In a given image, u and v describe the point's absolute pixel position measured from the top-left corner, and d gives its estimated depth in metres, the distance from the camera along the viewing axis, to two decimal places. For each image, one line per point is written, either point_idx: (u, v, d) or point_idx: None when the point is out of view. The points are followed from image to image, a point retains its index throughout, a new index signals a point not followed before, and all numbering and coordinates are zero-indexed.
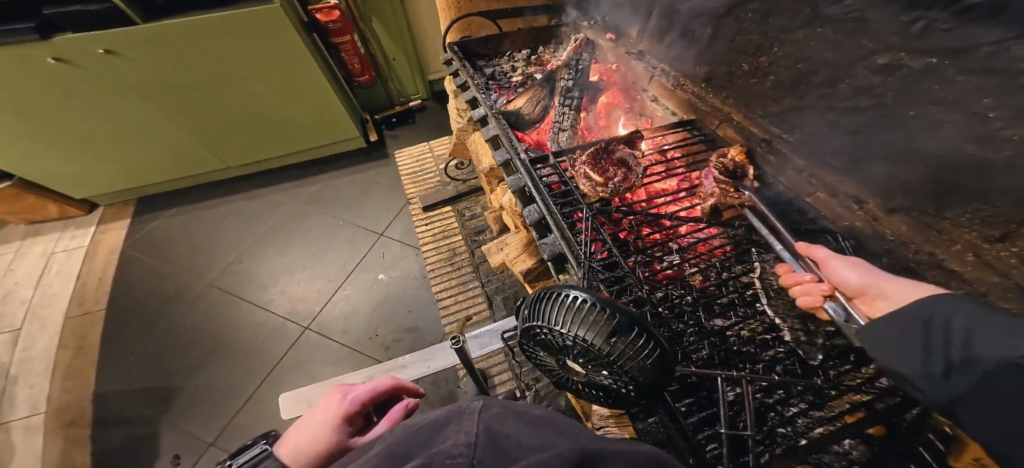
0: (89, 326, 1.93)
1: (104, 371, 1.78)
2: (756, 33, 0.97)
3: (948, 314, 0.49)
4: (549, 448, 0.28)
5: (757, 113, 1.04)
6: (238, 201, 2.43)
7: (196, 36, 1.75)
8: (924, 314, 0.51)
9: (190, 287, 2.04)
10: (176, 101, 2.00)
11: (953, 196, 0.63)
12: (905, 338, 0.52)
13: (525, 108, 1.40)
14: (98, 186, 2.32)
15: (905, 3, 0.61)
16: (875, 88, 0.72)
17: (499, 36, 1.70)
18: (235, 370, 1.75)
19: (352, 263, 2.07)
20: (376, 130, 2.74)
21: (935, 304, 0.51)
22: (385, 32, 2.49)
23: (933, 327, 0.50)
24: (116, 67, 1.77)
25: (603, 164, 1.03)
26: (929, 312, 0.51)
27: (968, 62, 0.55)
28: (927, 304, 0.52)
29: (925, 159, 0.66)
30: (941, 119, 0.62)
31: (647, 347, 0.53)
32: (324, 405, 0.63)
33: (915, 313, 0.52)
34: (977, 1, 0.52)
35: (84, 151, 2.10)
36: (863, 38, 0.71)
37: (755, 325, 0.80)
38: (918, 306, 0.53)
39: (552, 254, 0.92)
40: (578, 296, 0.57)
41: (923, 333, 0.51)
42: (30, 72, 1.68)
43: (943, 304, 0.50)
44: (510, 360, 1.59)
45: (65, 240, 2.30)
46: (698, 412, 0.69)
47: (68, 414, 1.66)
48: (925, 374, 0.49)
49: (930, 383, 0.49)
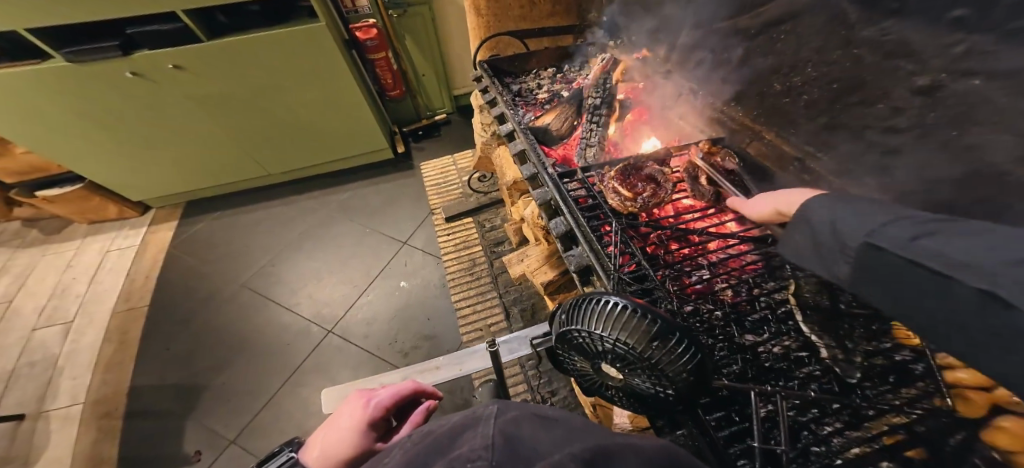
0: (131, 321, 2.05)
1: (143, 365, 1.88)
2: (788, 53, 0.97)
3: (825, 211, 0.56)
4: (561, 447, 0.29)
5: (789, 132, 1.04)
6: (272, 207, 2.56)
7: (253, 53, 1.92)
8: (810, 218, 0.58)
9: (225, 287, 2.14)
10: (227, 112, 2.15)
11: (998, 219, 0.61)
12: (807, 243, 0.58)
13: (553, 124, 1.45)
14: (152, 191, 2.50)
15: (946, 25, 0.61)
16: (915, 109, 0.71)
17: (526, 55, 1.76)
18: (258, 370, 1.81)
19: (376, 270, 2.13)
20: (403, 142, 2.85)
21: (813, 206, 0.58)
22: (416, 49, 2.62)
23: (818, 227, 0.56)
24: (181, 81, 1.94)
25: (632, 180, 1.05)
26: (811, 213, 0.58)
27: (1014, 84, 0.54)
28: (812, 207, 0.59)
29: (971, 181, 0.64)
30: (989, 141, 0.60)
31: (688, 353, 0.54)
32: (349, 409, 0.66)
33: (806, 219, 0.59)
34: (1020, 25, 0.51)
35: (143, 158, 2.28)
36: (902, 60, 0.71)
37: (789, 342, 0.78)
38: (804, 214, 0.59)
39: (578, 266, 0.93)
40: (617, 302, 0.58)
41: (810, 235, 0.58)
42: (108, 85, 1.87)
43: (821, 203, 0.58)
44: (527, 372, 1.58)
45: (119, 239, 2.48)
46: (728, 426, 0.68)
47: (108, 405, 1.76)
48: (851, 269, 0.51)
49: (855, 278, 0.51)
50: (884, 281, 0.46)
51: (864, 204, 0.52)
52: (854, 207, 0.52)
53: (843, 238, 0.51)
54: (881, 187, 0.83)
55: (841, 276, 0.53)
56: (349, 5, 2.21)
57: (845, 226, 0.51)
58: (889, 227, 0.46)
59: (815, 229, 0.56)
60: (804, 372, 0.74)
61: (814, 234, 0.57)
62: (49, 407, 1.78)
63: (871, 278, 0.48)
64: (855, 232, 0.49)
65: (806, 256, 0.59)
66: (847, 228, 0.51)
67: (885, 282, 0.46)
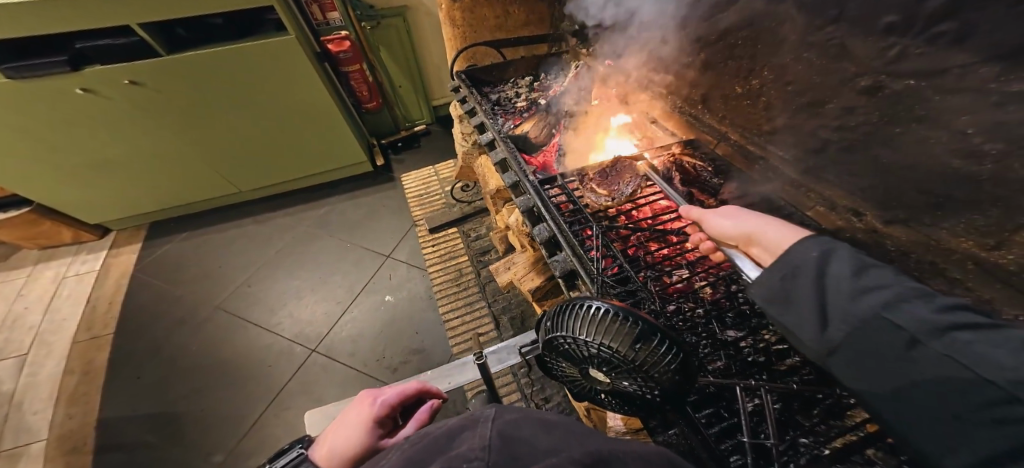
0: (95, 350, 1.93)
1: (108, 396, 1.76)
2: (746, 58, 1.06)
3: (823, 262, 0.49)
4: (560, 451, 0.31)
5: (751, 133, 1.11)
6: (248, 225, 2.48)
7: (213, 64, 1.85)
8: (802, 264, 0.51)
9: (198, 311, 2.05)
10: (189, 126, 2.07)
11: (945, 206, 0.67)
12: (785, 292, 0.52)
13: (531, 131, 1.49)
14: (111, 212, 2.38)
15: (883, 31, 0.70)
16: (860, 108, 0.78)
17: (503, 65, 1.79)
18: (241, 393, 1.73)
19: (360, 285, 2.09)
20: (382, 155, 2.83)
21: (808, 250, 0.51)
22: (391, 59, 2.62)
23: (812, 278, 0.49)
24: (140, 97, 1.87)
25: (611, 180, 1.11)
26: (802, 260, 0.51)
27: (942, 83, 0.63)
28: (802, 250, 0.52)
29: (917, 172, 0.70)
30: (927, 136, 0.67)
31: (670, 354, 0.56)
32: (355, 407, 0.64)
33: (793, 263, 0.52)
34: (944, 30, 0.60)
35: (101, 177, 2.18)
36: (846, 63, 0.79)
37: (767, 336, 0.80)
38: (793, 257, 0.52)
39: (563, 271, 0.95)
40: (600, 306, 0.60)
41: (795, 287, 0.51)
42: (58, 103, 1.78)
43: (816, 249, 0.51)
44: (519, 380, 1.57)
45: (77, 265, 2.34)
46: (719, 423, 0.69)
47: (70, 441, 1.63)
48: (821, 331, 0.48)
49: (809, 333, 0.49)
50: (883, 356, 0.43)
51: (871, 264, 0.47)
52: (859, 265, 0.47)
53: (845, 304, 0.46)
54: (836, 182, 0.88)
55: (827, 341, 0.48)
56: (319, 17, 2.18)
57: (855, 291, 0.46)
58: (908, 305, 0.42)
59: (806, 279, 0.50)
60: (786, 365, 0.76)
61: (801, 286, 0.50)
62: (5, 447, 1.64)
63: (861, 349, 0.45)
64: (867, 302, 0.44)
65: (779, 306, 0.53)
66: (855, 292, 0.46)
67: (882, 360, 0.43)
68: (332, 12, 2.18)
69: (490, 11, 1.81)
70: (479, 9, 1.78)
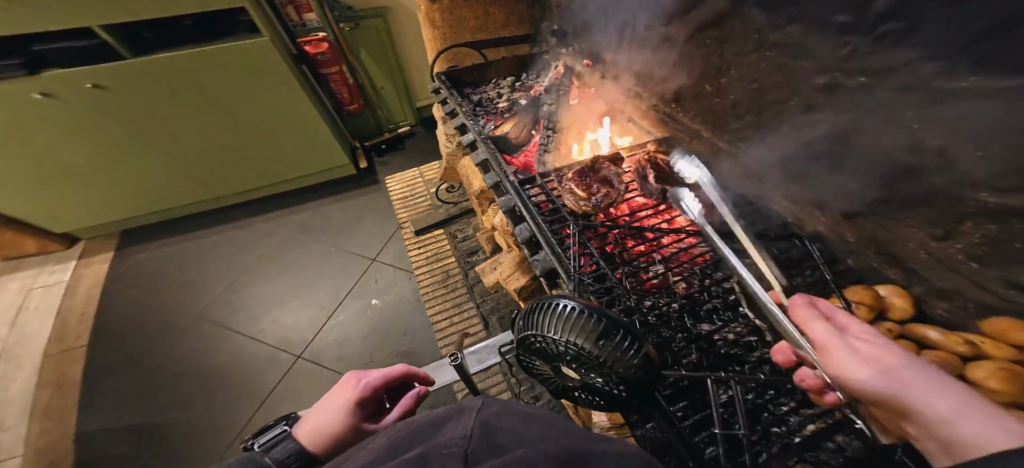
0: (69, 362, 1.87)
1: (82, 409, 1.71)
2: (714, 57, 1.09)
3: None
4: (539, 443, 0.32)
5: (722, 130, 1.14)
6: (227, 231, 2.43)
7: (184, 67, 1.81)
8: None
9: (177, 319, 2.00)
10: (159, 131, 2.02)
11: (897, 197, 0.71)
12: None
13: (512, 132, 1.51)
14: (81, 221, 2.31)
15: (835, 30, 0.73)
16: (819, 105, 0.81)
17: (484, 66, 1.80)
18: (225, 401, 1.70)
19: (345, 289, 2.07)
20: (365, 157, 2.80)
21: None
22: (371, 60, 2.60)
23: None
24: (106, 102, 1.81)
25: (588, 181, 1.13)
26: None
27: (889, 80, 0.66)
28: None
29: (870, 166, 0.74)
30: (878, 131, 0.70)
31: (631, 348, 0.58)
32: (339, 389, 0.63)
33: None
34: (889, 29, 0.63)
35: (69, 184, 2.11)
36: (805, 62, 0.82)
37: (737, 329, 0.83)
38: None
39: (544, 270, 0.94)
40: (568, 304, 0.62)
41: None
42: (17, 108, 1.72)
43: None
44: (508, 379, 1.58)
45: (45, 276, 2.26)
46: (694, 414, 0.71)
47: (42, 458, 1.57)
48: None
49: None
50: None
51: None
52: None
53: None
54: (801, 176, 0.92)
55: None
56: (296, 19, 2.13)
57: None
58: None
59: None
60: (756, 356, 0.79)
61: None
62: None
63: None
64: None
65: None
66: None
67: None
68: (307, 12, 2.12)
69: (470, 12, 1.81)
70: (458, 9, 1.79)
